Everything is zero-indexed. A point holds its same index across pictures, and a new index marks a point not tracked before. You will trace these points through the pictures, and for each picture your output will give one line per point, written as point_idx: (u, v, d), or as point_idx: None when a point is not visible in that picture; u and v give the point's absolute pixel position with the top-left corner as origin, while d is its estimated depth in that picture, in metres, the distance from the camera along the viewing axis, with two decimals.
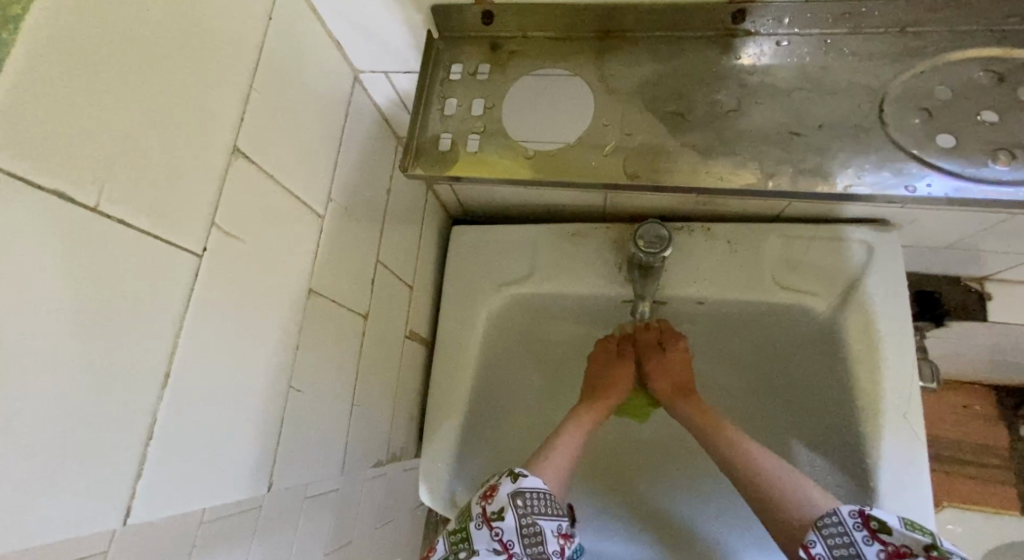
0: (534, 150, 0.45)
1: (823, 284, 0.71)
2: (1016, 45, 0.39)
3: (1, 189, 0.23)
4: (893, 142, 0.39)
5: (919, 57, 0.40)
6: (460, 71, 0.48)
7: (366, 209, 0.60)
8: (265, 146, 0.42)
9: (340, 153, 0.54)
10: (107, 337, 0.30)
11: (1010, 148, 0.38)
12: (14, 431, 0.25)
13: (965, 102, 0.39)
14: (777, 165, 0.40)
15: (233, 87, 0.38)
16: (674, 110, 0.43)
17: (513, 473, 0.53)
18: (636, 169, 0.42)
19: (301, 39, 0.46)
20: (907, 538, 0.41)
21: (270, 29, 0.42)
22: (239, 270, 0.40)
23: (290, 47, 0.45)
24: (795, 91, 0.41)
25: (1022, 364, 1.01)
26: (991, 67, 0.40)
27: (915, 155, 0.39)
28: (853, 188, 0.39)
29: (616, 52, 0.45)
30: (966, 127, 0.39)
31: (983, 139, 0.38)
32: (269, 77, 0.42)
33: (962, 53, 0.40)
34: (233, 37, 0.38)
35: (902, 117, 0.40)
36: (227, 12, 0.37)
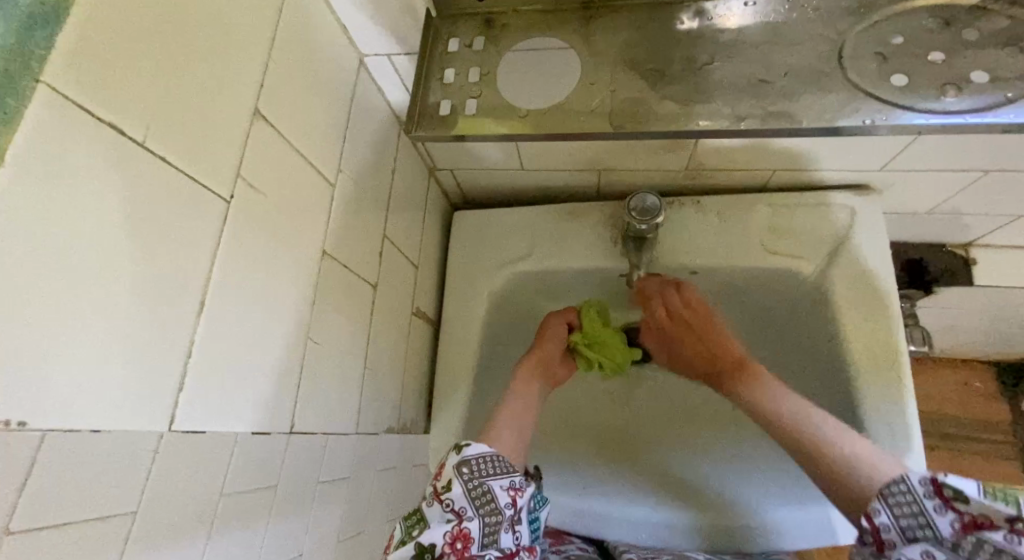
0: (527, 110, 0.48)
1: (809, 249, 0.75)
2: None
3: (72, 118, 0.28)
4: (851, 84, 0.43)
5: (872, 10, 0.45)
6: (457, 44, 0.52)
7: (373, 184, 0.64)
8: (281, 110, 0.46)
9: (348, 128, 0.58)
10: (153, 259, 0.33)
11: (956, 83, 0.41)
12: (75, 324, 0.29)
13: (914, 46, 0.43)
14: (749, 110, 0.43)
15: (254, 53, 0.42)
16: (655, 68, 0.47)
17: (458, 444, 0.52)
18: (620, 121, 0.46)
19: (312, 17, 0.51)
20: (985, 508, 0.37)
21: (286, 5, 0.47)
22: (260, 220, 0.43)
23: (304, 24, 0.49)
24: (761, 44, 0.45)
25: (1014, 333, 1.05)
26: (938, 15, 0.43)
27: (869, 93, 0.42)
28: (823, 123, 0.42)
29: (600, 19, 0.50)
30: (917, 67, 0.42)
31: (934, 76, 0.41)
32: (285, 47, 0.47)
33: (910, 4, 0.44)
34: (254, 7, 0.42)
35: (860, 62, 0.43)
36: None
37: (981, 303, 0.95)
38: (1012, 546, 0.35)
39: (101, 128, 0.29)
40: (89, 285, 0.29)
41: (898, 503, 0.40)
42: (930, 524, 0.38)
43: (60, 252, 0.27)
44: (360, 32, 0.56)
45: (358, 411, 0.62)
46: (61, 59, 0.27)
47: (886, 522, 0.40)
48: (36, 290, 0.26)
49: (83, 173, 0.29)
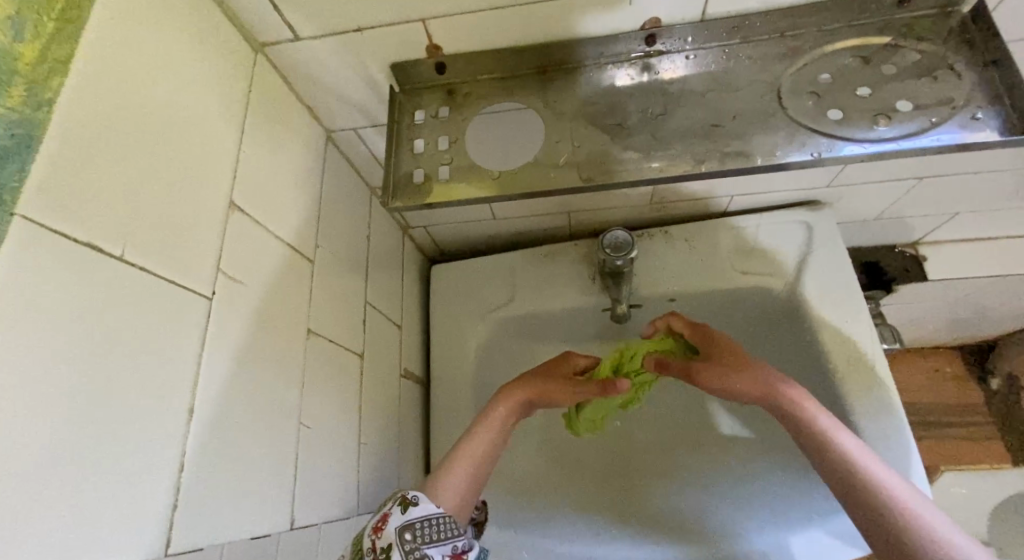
0: (499, 171, 0.50)
1: (775, 266, 0.78)
2: (872, 33, 0.48)
3: (51, 245, 0.29)
4: (794, 121, 0.46)
5: (800, 54, 0.48)
6: (424, 115, 0.54)
7: (351, 255, 0.65)
8: (256, 199, 0.47)
9: (322, 205, 0.59)
10: (134, 371, 0.33)
11: (886, 113, 0.45)
12: (68, 445, 0.29)
13: (843, 83, 0.47)
14: (706, 153, 0.47)
15: (225, 151, 0.44)
16: (614, 122, 0.50)
17: (404, 499, 0.49)
18: (589, 174, 0.48)
19: (279, 105, 0.52)
20: None
21: (252, 98, 0.48)
22: (243, 311, 0.44)
23: (272, 114, 0.51)
24: (708, 92, 0.49)
25: (973, 319, 1.11)
26: (858, 54, 0.48)
27: (812, 127, 0.46)
28: (770, 160, 0.45)
29: (557, 82, 0.52)
30: (850, 102, 0.46)
31: (866, 108, 0.45)
32: (256, 139, 0.48)
33: (834, 45, 0.48)
34: (222, 107, 0.44)
35: (798, 101, 0.47)
36: (216, 88, 0.43)
37: (939, 295, 1.00)
38: None
39: (73, 248, 0.30)
40: (76, 405, 0.29)
41: None
42: None
43: (37, 379, 0.27)
44: (326, 113, 0.58)
45: (357, 486, 0.61)
46: (37, 190, 0.28)
47: None
48: (27, 418, 0.27)
49: (64, 295, 0.29)
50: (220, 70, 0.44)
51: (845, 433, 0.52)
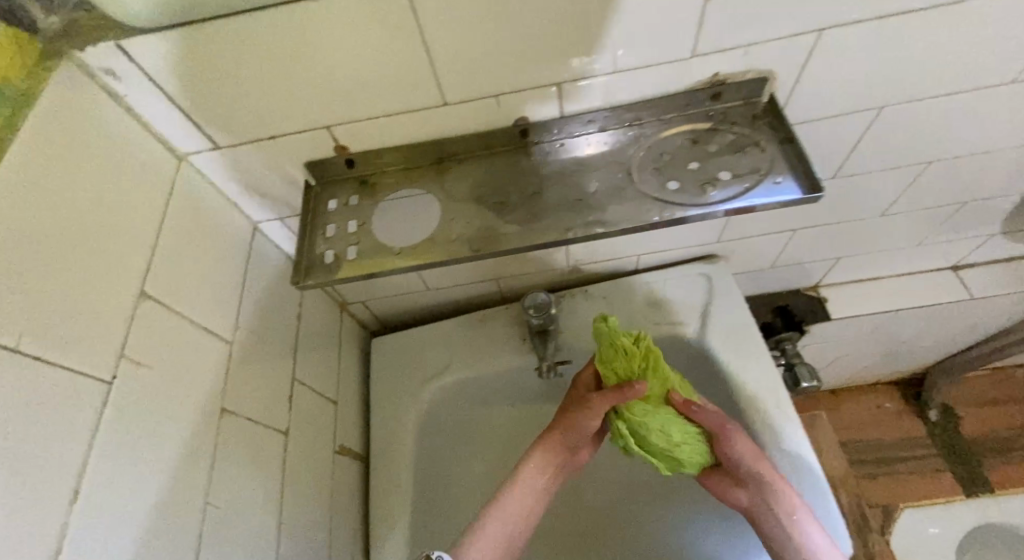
0: (400, 248, 0.55)
1: (684, 315, 0.85)
2: (698, 119, 0.56)
3: None
4: (640, 193, 0.52)
5: (642, 138, 0.56)
6: (335, 203, 0.59)
7: (280, 334, 0.66)
8: (173, 287, 0.50)
9: (248, 286, 0.61)
10: (16, 457, 0.35)
11: (710, 181, 0.51)
12: None
13: (677, 159, 0.54)
14: (576, 222, 0.52)
15: (139, 243, 0.47)
16: (498, 200, 0.55)
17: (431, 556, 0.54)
18: (477, 244, 0.52)
19: (201, 200, 0.57)
20: None
21: (172, 195, 0.52)
22: (148, 394, 0.46)
23: (194, 209, 0.55)
24: (575, 172, 0.56)
25: (887, 353, 1.19)
26: (688, 135, 0.56)
27: (655, 197, 0.52)
28: (627, 225, 0.50)
29: (453, 169, 0.59)
30: (683, 173, 0.52)
31: (696, 179, 0.52)
32: (177, 229, 0.52)
33: (666, 130, 0.56)
34: (141, 204, 0.48)
35: (643, 176, 0.54)
36: (132, 188, 0.47)
37: (850, 332, 1.09)
38: None
39: None
40: None
41: None
42: None
43: None
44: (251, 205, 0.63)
45: None
46: None
47: None
48: None
49: None
50: (144, 174, 0.49)
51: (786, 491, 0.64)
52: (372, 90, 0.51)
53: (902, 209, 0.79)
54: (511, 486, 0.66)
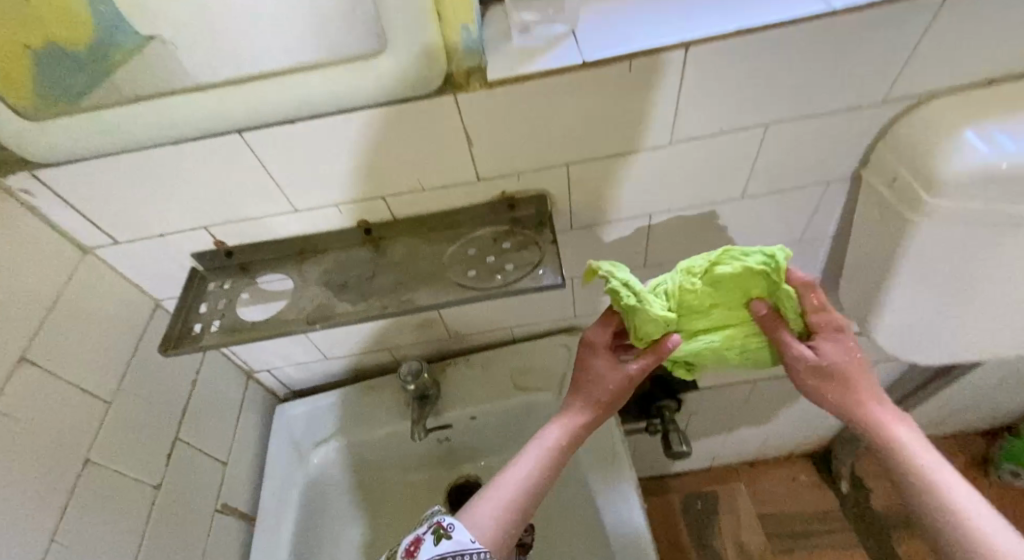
0: (252, 320, 0.64)
1: (547, 381, 0.96)
2: (502, 220, 0.68)
3: None
4: (446, 280, 0.65)
5: (458, 236, 0.68)
6: (214, 285, 0.70)
7: (168, 398, 0.75)
8: (55, 354, 0.60)
9: (138, 354, 0.71)
10: None
11: (499, 271, 0.65)
12: None
13: (480, 252, 0.67)
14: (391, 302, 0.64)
15: (27, 317, 0.57)
16: (339, 282, 0.67)
17: (441, 530, 0.50)
18: (312, 318, 0.63)
19: (100, 283, 0.68)
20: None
21: (70, 280, 0.64)
22: (8, 443, 0.54)
23: (91, 290, 0.66)
24: (405, 261, 0.68)
25: (777, 423, 1.29)
26: (493, 233, 0.68)
27: (455, 284, 0.64)
28: (425, 307, 0.63)
29: (314, 257, 0.70)
30: (480, 266, 0.66)
31: (489, 270, 0.65)
32: (67, 307, 0.62)
33: (478, 229, 0.69)
34: (33, 287, 0.59)
35: (451, 266, 0.66)
36: (27, 274, 0.58)
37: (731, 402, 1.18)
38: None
39: None
40: None
41: None
42: None
43: None
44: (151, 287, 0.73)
45: None
46: None
47: None
48: None
49: None
50: (39, 264, 0.60)
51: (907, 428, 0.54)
52: (239, 198, 0.63)
53: None
54: (522, 452, 0.58)
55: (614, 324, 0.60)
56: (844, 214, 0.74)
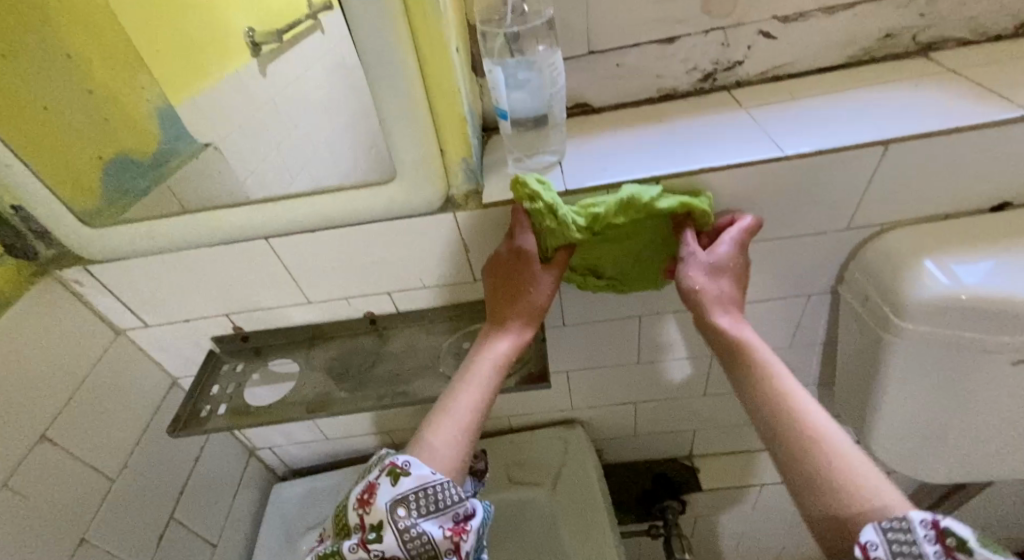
0: (258, 406, 0.70)
1: (542, 477, 0.94)
2: None
3: None
4: (440, 375, 0.69)
5: (455, 331, 0.73)
6: (227, 367, 0.75)
7: (169, 475, 0.78)
8: (73, 432, 0.65)
9: (148, 431, 0.75)
10: None
11: None
12: None
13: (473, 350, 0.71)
14: (386, 394, 0.68)
15: (54, 397, 0.63)
16: (341, 371, 0.72)
17: (393, 469, 0.48)
18: (312, 407, 0.68)
19: (125, 363, 0.74)
20: (391, 522, 0.45)
21: (99, 361, 0.70)
22: (15, 517, 0.58)
23: (116, 370, 0.72)
24: (403, 352, 0.72)
25: (789, 533, 1.22)
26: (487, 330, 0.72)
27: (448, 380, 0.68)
28: (418, 400, 0.66)
29: (321, 343, 0.75)
30: None
31: None
32: (91, 388, 0.68)
33: (472, 325, 0.73)
34: (66, 369, 0.65)
35: (445, 361, 0.70)
36: (61, 357, 0.65)
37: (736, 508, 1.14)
38: (385, 550, 0.45)
39: None
40: None
41: (407, 539, 0.45)
42: (426, 542, 0.45)
43: None
44: (171, 366, 0.79)
45: None
46: None
47: (394, 548, 0.45)
48: None
49: None
50: (74, 345, 0.66)
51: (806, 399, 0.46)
52: (256, 291, 0.69)
53: (718, 391, 0.92)
54: (469, 367, 0.55)
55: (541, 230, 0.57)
56: (827, 321, 0.77)
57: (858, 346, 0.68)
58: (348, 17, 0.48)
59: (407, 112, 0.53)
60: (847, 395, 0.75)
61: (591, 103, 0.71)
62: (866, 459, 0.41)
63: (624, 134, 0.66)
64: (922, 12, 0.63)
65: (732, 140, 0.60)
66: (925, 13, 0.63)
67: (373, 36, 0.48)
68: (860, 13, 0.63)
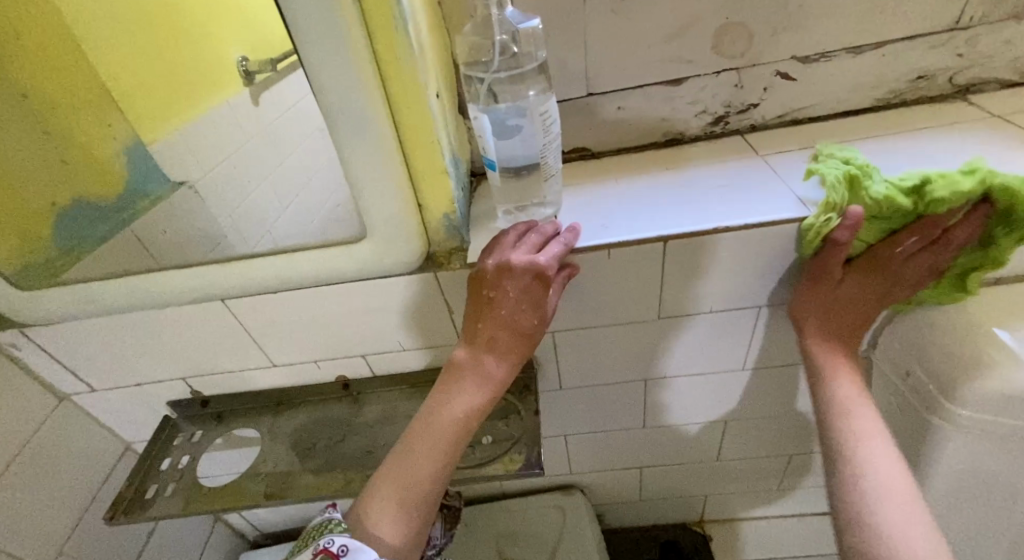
0: (209, 487, 0.61)
1: (536, 552, 0.85)
2: None
3: None
4: None
5: None
6: (181, 438, 0.67)
7: (115, 555, 0.70)
8: (1, 516, 0.58)
9: (92, 507, 0.68)
10: None
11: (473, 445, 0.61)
12: None
13: None
14: (357, 474, 0.60)
15: None
16: (307, 446, 0.64)
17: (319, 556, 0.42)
18: (270, 491, 0.60)
19: (71, 431, 0.66)
20: None
21: (38, 431, 0.63)
22: None
23: (58, 439, 0.65)
24: (378, 423, 0.64)
25: None
26: None
27: None
28: None
29: (287, 409, 0.68)
30: None
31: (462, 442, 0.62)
32: (27, 462, 0.61)
33: None
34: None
35: None
36: None
37: None
38: None
39: None
40: None
41: None
42: None
43: None
44: (124, 431, 0.71)
45: None
46: None
47: None
48: None
49: None
50: (8, 415, 0.59)
51: (876, 445, 0.46)
52: (216, 354, 0.62)
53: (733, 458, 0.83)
54: (431, 418, 0.46)
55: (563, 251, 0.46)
56: None
57: (897, 422, 0.60)
58: (307, 69, 0.42)
59: (378, 166, 0.46)
60: None
61: (590, 148, 0.64)
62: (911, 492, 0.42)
63: (626, 182, 0.59)
64: (960, 52, 0.57)
65: (748, 193, 0.53)
66: (964, 54, 0.57)
67: (336, 84, 0.42)
68: (890, 53, 0.57)
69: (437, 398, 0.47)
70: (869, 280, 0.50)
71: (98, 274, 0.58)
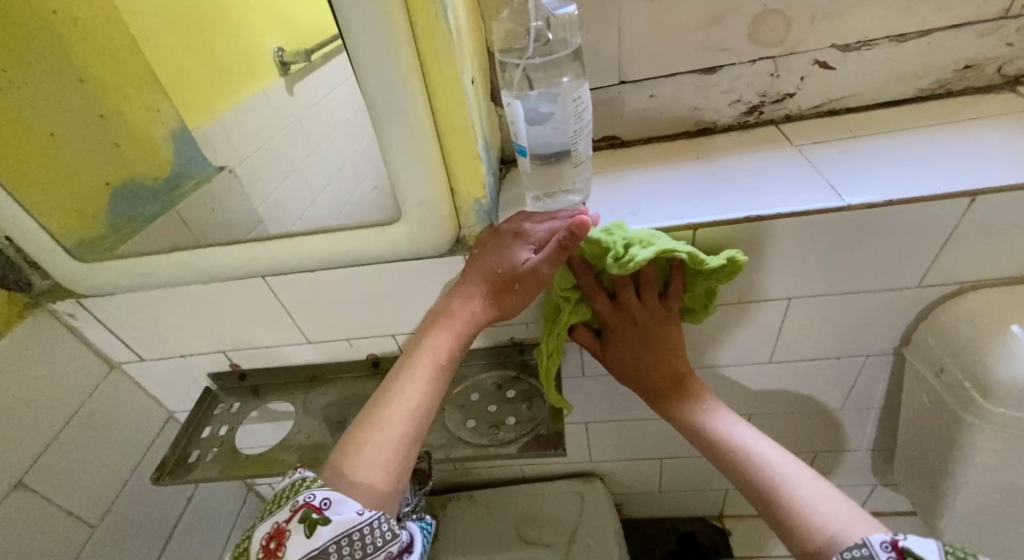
0: (247, 454, 0.64)
1: (556, 537, 0.85)
2: (507, 366, 0.67)
3: None
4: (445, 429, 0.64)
5: (462, 380, 0.67)
6: (221, 408, 0.71)
7: (158, 516, 0.74)
8: (57, 472, 0.62)
9: (137, 470, 0.71)
10: None
11: (498, 426, 0.63)
12: None
13: (481, 403, 0.65)
14: None
15: (39, 435, 0.60)
16: (339, 419, 0.66)
17: (308, 516, 0.41)
18: (304, 460, 0.62)
19: (119, 397, 0.70)
20: None
21: (91, 396, 0.67)
22: None
23: (108, 405, 0.69)
24: None
25: None
26: (496, 380, 0.67)
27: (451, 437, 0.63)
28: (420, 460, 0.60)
29: (320, 384, 0.70)
30: (481, 417, 0.64)
31: (488, 422, 0.63)
32: (80, 424, 0.65)
33: (481, 375, 0.67)
34: (54, 405, 0.62)
35: (451, 415, 0.65)
36: (50, 393, 0.62)
37: None
38: None
39: None
40: None
41: None
42: None
43: None
44: (167, 400, 0.75)
45: None
46: None
47: None
48: None
49: None
50: (63, 379, 0.63)
51: (769, 451, 0.50)
52: (254, 329, 0.65)
53: None
54: (412, 363, 0.49)
55: (566, 225, 0.49)
56: (887, 385, 0.67)
57: (927, 418, 0.59)
58: (353, 56, 0.44)
59: (415, 150, 0.48)
60: (909, 471, 0.65)
61: (620, 136, 0.65)
62: (815, 481, 0.45)
63: (656, 171, 0.59)
64: (1010, 40, 0.55)
65: (780, 183, 0.53)
66: (1014, 42, 0.55)
67: (377, 69, 0.43)
68: (934, 42, 0.55)
69: (415, 349, 0.50)
70: (625, 338, 0.55)
71: (148, 250, 0.62)
